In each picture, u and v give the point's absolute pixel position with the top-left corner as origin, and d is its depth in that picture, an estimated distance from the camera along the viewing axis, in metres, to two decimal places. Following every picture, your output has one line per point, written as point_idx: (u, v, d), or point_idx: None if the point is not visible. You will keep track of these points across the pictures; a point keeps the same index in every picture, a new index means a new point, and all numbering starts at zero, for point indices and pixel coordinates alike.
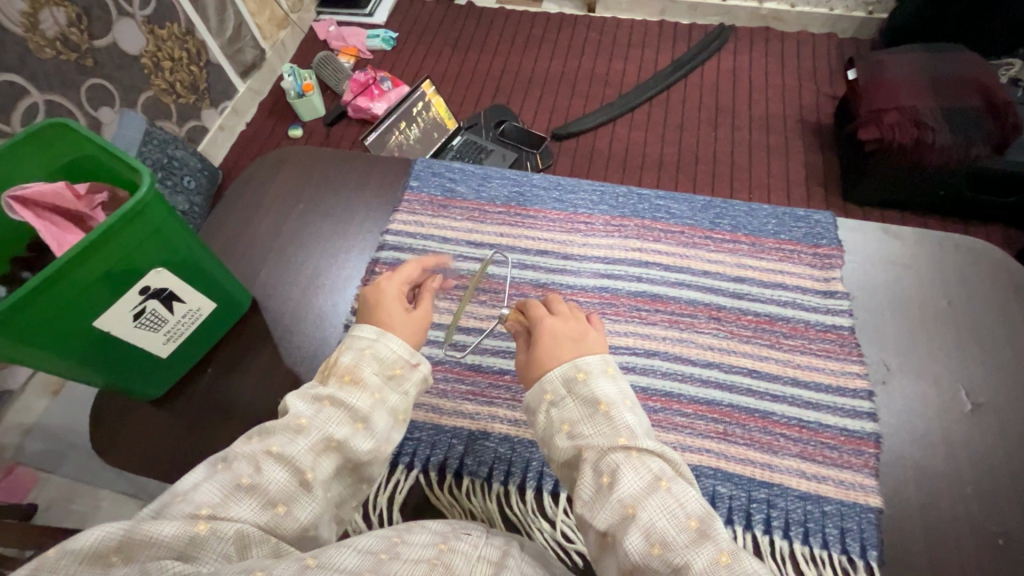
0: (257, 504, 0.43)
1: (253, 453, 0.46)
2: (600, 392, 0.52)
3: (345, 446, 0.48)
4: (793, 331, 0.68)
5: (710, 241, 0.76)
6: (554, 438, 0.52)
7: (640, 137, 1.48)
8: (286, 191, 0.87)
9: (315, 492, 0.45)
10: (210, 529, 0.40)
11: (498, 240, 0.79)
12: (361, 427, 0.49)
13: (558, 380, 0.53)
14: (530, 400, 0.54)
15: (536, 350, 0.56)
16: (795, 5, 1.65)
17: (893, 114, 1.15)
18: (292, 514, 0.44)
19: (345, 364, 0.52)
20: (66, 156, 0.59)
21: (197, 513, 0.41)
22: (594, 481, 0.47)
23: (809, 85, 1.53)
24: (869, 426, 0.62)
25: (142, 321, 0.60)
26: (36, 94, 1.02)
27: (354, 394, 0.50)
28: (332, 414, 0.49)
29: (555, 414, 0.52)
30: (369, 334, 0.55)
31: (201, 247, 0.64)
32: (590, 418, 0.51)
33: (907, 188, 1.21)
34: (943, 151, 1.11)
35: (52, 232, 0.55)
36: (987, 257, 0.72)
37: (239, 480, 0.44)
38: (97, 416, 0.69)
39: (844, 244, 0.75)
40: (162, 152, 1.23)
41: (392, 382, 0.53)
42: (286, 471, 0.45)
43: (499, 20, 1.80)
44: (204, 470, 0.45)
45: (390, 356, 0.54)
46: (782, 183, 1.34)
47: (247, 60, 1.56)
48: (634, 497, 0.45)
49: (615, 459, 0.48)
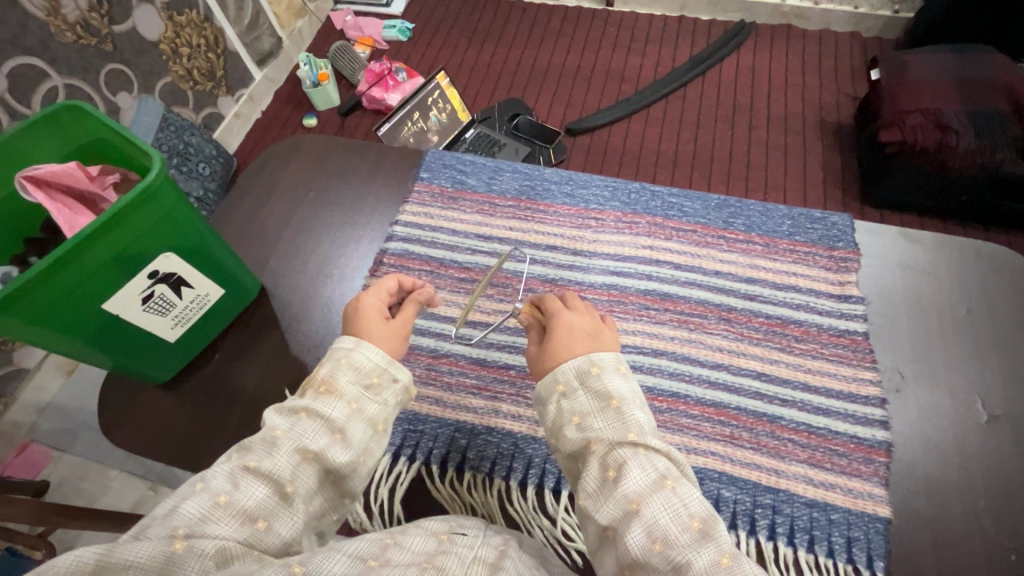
0: (235, 521, 0.43)
1: (229, 471, 0.45)
2: (613, 387, 0.51)
3: (324, 458, 0.48)
4: (804, 335, 0.67)
5: (723, 240, 0.75)
6: (563, 429, 0.51)
7: (655, 134, 1.46)
8: (299, 179, 0.87)
9: (296, 506, 0.46)
10: (186, 547, 0.39)
11: (507, 234, 0.78)
12: (339, 437, 0.49)
13: (573, 372, 0.52)
14: (542, 390, 0.53)
15: (550, 342, 0.56)
16: (819, 2, 1.61)
17: (915, 115, 1.13)
18: (274, 530, 0.44)
19: (321, 376, 0.52)
20: (79, 141, 0.59)
21: (174, 533, 0.40)
22: (600, 474, 0.47)
23: (829, 84, 1.50)
24: (880, 434, 0.60)
25: (151, 305, 0.61)
26: (56, 78, 1.05)
27: (329, 404, 0.50)
28: (308, 425, 0.49)
29: (566, 405, 0.52)
30: (346, 344, 0.55)
31: (210, 232, 0.64)
32: (602, 412, 0.50)
33: (929, 194, 1.18)
34: (967, 155, 1.10)
35: (64, 213, 0.55)
36: (1008, 264, 0.70)
37: (218, 499, 0.43)
38: (102, 400, 0.70)
39: (861, 247, 0.73)
40: (179, 139, 1.25)
41: (371, 392, 0.53)
42: (265, 487, 0.45)
43: (516, 13, 1.79)
44: (183, 490, 0.44)
45: (367, 365, 0.54)
46: (799, 184, 1.32)
47: (264, 48, 1.56)
48: (639, 493, 0.45)
49: (621, 454, 0.47)
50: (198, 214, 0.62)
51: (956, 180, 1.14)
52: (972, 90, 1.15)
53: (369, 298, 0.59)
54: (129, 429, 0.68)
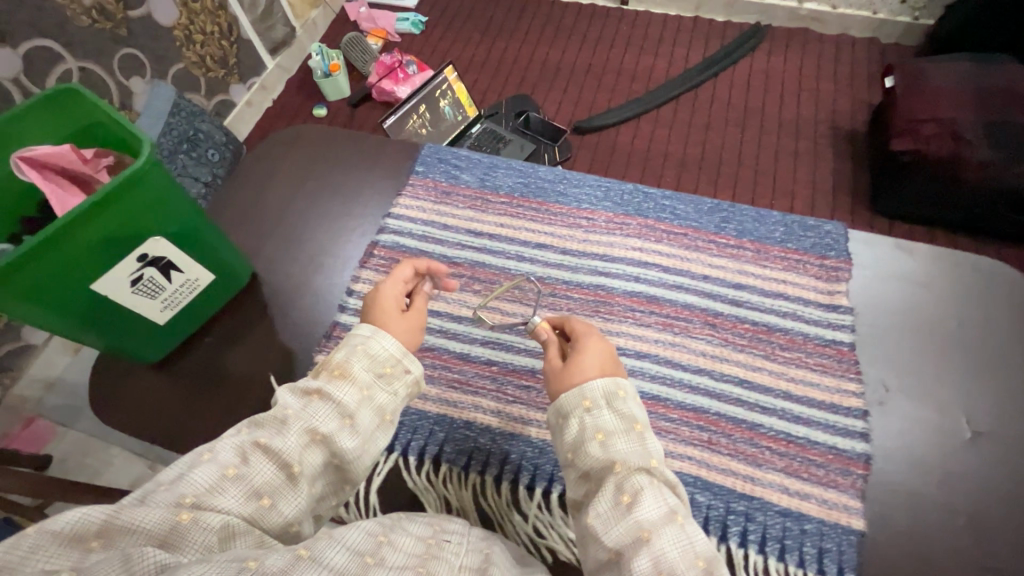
0: (242, 494, 0.44)
1: (238, 444, 0.47)
2: (636, 413, 0.52)
3: (331, 441, 0.49)
4: (789, 343, 0.66)
5: (714, 245, 0.75)
6: (585, 446, 0.50)
7: (663, 134, 1.45)
8: (296, 167, 0.87)
9: (300, 486, 0.46)
10: (192, 519, 0.40)
11: (497, 231, 0.78)
12: (349, 422, 0.51)
13: (600, 391, 0.53)
14: (566, 403, 0.53)
15: (577, 360, 0.56)
16: (837, 7, 1.58)
17: (929, 125, 1.13)
18: (276, 509, 0.45)
19: (337, 360, 0.54)
20: (76, 123, 0.60)
21: (181, 501, 0.42)
22: (614, 497, 0.47)
23: (844, 90, 1.47)
24: (859, 446, 0.60)
25: (139, 288, 0.62)
26: (70, 61, 1.07)
27: (341, 388, 0.52)
28: (319, 408, 0.50)
29: (589, 422, 0.51)
30: (364, 332, 0.56)
31: (199, 216, 0.65)
32: (626, 433, 0.51)
33: (940, 205, 1.16)
34: (981, 167, 1.07)
35: (59, 196, 0.57)
36: (1004, 281, 0.69)
37: (226, 470, 0.45)
38: (97, 377, 0.71)
39: (854, 257, 0.72)
40: (189, 124, 1.25)
41: (383, 380, 0.54)
42: (272, 465, 0.46)
43: (530, 9, 1.78)
44: (189, 458, 0.45)
45: (381, 354, 0.55)
46: (807, 191, 1.30)
47: (277, 37, 1.57)
48: (652, 522, 0.45)
49: (639, 482, 0.48)
50: (188, 199, 0.63)
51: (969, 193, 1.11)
52: (992, 101, 1.12)
53: (387, 287, 0.61)
54: (131, 411, 0.69)
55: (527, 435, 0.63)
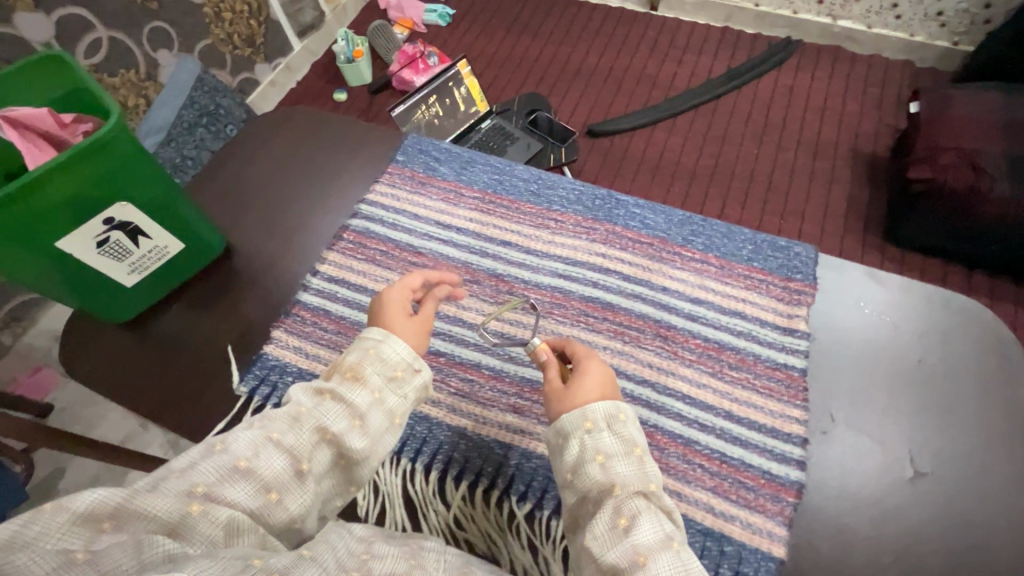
0: (252, 489, 0.43)
1: (252, 438, 0.46)
2: (636, 436, 0.52)
3: (341, 441, 0.48)
4: (739, 363, 0.65)
5: (678, 257, 0.74)
6: (585, 467, 0.50)
7: (678, 143, 1.41)
8: (282, 147, 0.89)
9: (307, 484, 0.46)
10: (202, 512, 0.40)
11: (466, 225, 0.79)
12: (358, 424, 0.49)
13: (601, 413, 0.53)
14: (568, 423, 0.53)
15: (580, 384, 0.55)
16: (873, 25, 1.50)
17: (949, 154, 1.05)
18: (282, 504, 0.44)
19: (349, 362, 0.52)
20: (61, 88, 0.64)
21: (192, 489, 0.41)
22: (611, 520, 0.47)
23: (871, 111, 1.40)
24: (794, 473, 0.58)
25: (105, 250, 0.64)
26: (101, 29, 1.13)
27: (354, 391, 0.50)
28: (331, 407, 0.49)
29: (589, 443, 0.51)
30: (375, 336, 0.55)
31: (170, 187, 0.67)
32: (626, 456, 0.51)
33: (957, 238, 1.10)
34: (1001, 203, 1.00)
35: (33, 155, 0.59)
36: (978, 322, 0.66)
37: (237, 462, 0.44)
38: (70, 329, 0.74)
39: (820, 282, 0.71)
40: (212, 99, 1.27)
41: (393, 384, 0.53)
42: (284, 459, 0.45)
43: (559, 7, 1.76)
44: (201, 449, 0.44)
45: (393, 357, 0.53)
46: (819, 213, 1.26)
47: (306, 20, 1.60)
48: (648, 546, 0.45)
49: (636, 505, 0.48)
50: (158, 169, 0.65)
51: (985, 228, 1.05)
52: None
53: (394, 295, 0.59)
54: (131, 376, 0.71)
55: (461, 428, 0.63)
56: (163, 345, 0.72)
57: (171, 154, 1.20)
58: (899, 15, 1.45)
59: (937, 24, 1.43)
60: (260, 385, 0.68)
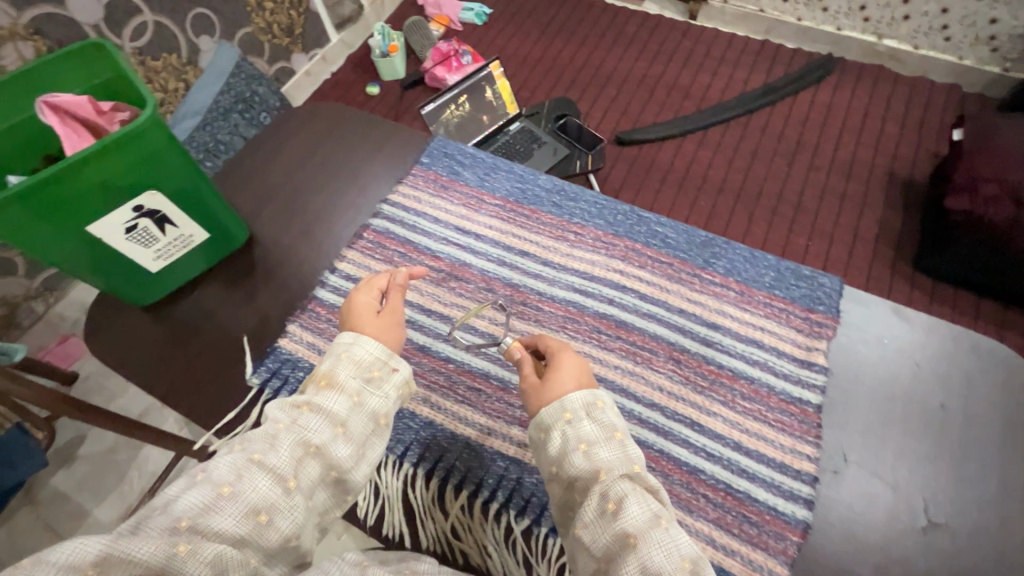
0: (239, 514, 0.42)
1: (232, 462, 0.44)
2: (617, 422, 0.51)
3: (325, 453, 0.48)
4: (751, 394, 0.64)
5: (697, 279, 0.73)
6: (568, 458, 0.49)
7: (708, 156, 1.37)
8: (309, 142, 0.90)
9: (297, 500, 0.45)
10: (189, 552, 0.38)
11: (486, 232, 0.79)
12: (340, 431, 0.49)
13: (579, 402, 0.52)
14: (546, 417, 0.52)
15: (555, 376, 0.54)
16: (920, 47, 1.44)
17: (991, 185, 0.99)
18: (273, 525, 0.43)
19: (323, 370, 0.52)
20: (102, 77, 0.66)
21: (177, 524, 0.40)
22: (599, 505, 0.46)
23: (911, 134, 1.34)
24: (800, 512, 0.57)
25: (134, 236, 0.66)
26: (148, 15, 1.13)
27: (329, 398, 0.50)
28: (310, 420, 0.49)
29: (571, 433, 0.50)
30: (345, 339, 0.55)
31: (201, 178, 0.69)
32: (607, 443, 0.49)
33: (993, 271, 1.04)
34: None
35: (71, 141, 0.61)
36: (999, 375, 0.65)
37: (220, 489, 0.43)
38: (94, 310, 0.77)
39: (842, 315, 0.70)
40: (247, 86, 1.27)
41: (371, 385, 0.53)
42: (267, 480, 0.44)
43: (596, 11, 1.73)
44: (184, 481, 0.43)
45: (367, 358, 0.53)
46: (847, 237, 1.20)
47: (344, 13, 1.62)
48: (637, 527, 0.43)
49: (621, 488, 0.46)
50: (189, 158, 0.67)
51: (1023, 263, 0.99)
52: None
53: (361, 296, 0.59)
54: (149, 361, 0.73)
55: (466, 437, 0.63)
56: (184, 333, 0.74)
57: (206, 138, 1.20)
58: (948, 37, 1.39)
59: (988, 48, 1.36)
60: (272, 378, 0.69)
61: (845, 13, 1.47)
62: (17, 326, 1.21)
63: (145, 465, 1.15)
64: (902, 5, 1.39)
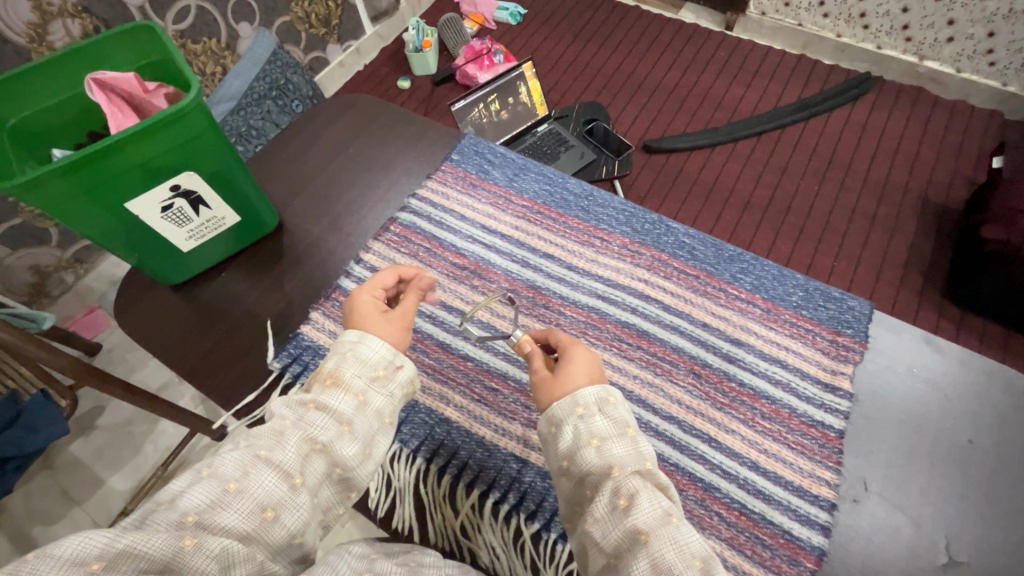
0: (244, 510, 0.42)
1: (240, 458, 0.45)
2: (628, 418, 0.51)
3: (331, 450, 0.48)
4: (772, 414, 0.63)
5: (722, 293, 0.72)
6: (579, 452, 0.48)
7: (736, 169, 1.35)
8: (342, 133, 0.91)
9: (302, 498, 0.45)
10: (195, 545, 0.38)
11: (511, 233, 0.79)
12: (347, 430, 0.50)
13: (591, 397, 0.51)
14: (558, 411, 0.51)
15: (567, 369, 0.54)
16: (962, 70, 1.41)
17: None
18: (280, 522, 0.43)
19: (328, 369, 0.52)
20: (149, 57, 0.68)
21: (183, 519, 0.40)
22: (609, 501, 0.45)
23: (948, 159, 1.31)
24: (816, 539, 0.56)
25: (168, 215, 0.67)
26: None
27: (337, 397, 0.50)
28: (316, 417, 0.49)
29: (582, 427, 0.49)
30: (350, 337, 0.55)
31: (236, 163, 0.70)
32: (620, 438, 0.49)
33: None
34: None
35: (116, 118, 0.62)
36: (1016, 423, 0.65)
37: (227, 485, 0.42)
38: (124, 287, 0.78)
39: (871, 339, 0.70)
40: (281, 74, 1.29)
41: (376, 384, 0.53)
42: (274, 476, 0.44)
43: (632, 16, 1.72)
44: (189, 475, 0.43)
45: (373, 357, 0.53)
46: (877, 259, 1.17)
47: (381, 7, 1.63)
48: (649, 524, 0.43)
49: (634, 485, 0.45)
50: (226, 142, 0.67)
51: None
52: None
53: (363, 296, 0.58)
54: (173, 339, 0.74)
55: (480, 436, 0.63)
56: (208, 315, 0.75)
57: (239, 122, 1.22)
58: (993, 62, 1.36)
59: None
60: (292, 363, 0.70)
61: (887, 31, 1.44)
62: (47, 295, 1.24)
63: (160, 440, 1.18)
64: (946, 26, 1.35)
